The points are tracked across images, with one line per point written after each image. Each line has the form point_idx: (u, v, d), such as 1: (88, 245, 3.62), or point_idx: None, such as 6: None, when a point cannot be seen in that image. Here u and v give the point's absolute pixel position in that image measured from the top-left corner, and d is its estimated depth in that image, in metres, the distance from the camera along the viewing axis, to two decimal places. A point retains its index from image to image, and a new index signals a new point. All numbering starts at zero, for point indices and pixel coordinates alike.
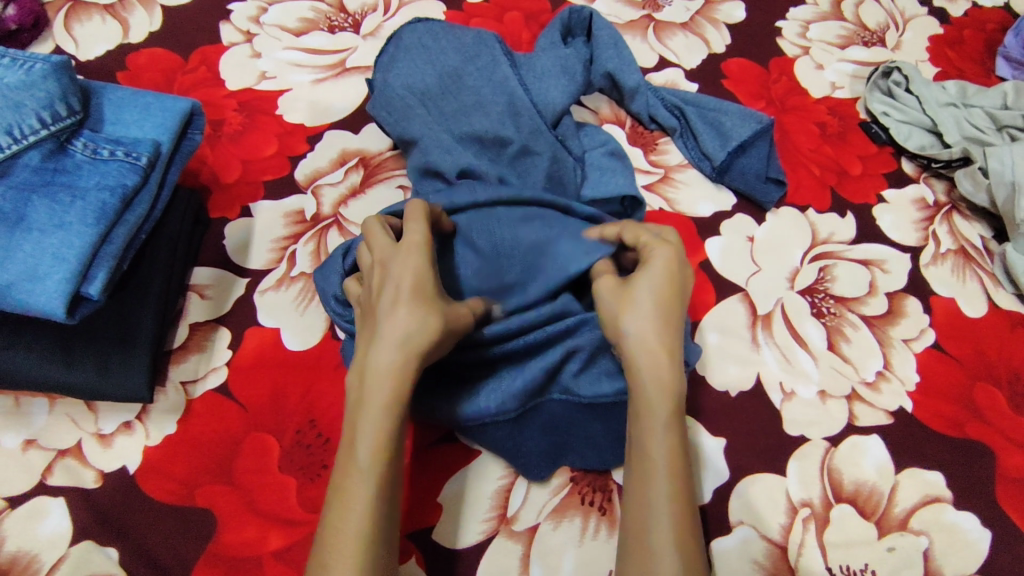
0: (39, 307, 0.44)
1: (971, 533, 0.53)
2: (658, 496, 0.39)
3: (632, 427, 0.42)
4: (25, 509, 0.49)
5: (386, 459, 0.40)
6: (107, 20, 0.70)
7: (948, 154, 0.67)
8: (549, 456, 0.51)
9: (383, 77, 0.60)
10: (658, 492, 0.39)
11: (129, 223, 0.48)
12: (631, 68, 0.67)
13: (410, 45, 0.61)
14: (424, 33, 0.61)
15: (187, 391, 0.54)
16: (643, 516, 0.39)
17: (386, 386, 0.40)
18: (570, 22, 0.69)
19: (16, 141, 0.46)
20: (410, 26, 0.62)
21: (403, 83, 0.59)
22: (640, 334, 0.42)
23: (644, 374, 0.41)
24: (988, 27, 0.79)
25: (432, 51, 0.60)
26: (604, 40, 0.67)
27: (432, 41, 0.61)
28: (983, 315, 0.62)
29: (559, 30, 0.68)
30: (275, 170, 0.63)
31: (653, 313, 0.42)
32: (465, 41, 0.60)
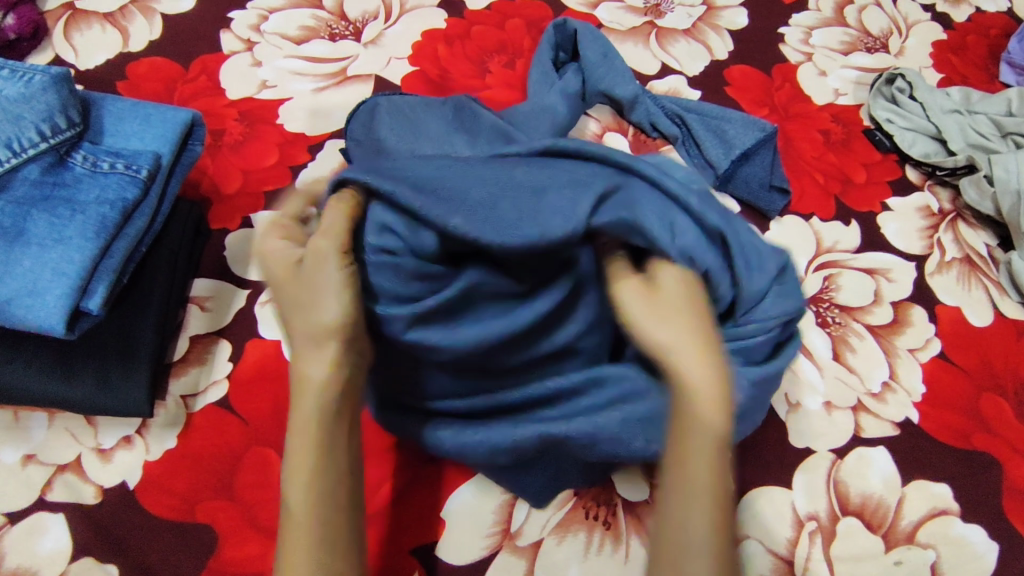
0: (38, 323, 0.43)
1: (978, 546, 0.53)
2: (695, 527, 0.36)
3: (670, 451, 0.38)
4: (25, 525, 0.49)
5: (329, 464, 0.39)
6: (107, 29, 0.69)
7: (953, 161, 0.67)
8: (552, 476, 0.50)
9: (369, 142, 0.57)
10: (696, 523, 0.36)
11: (129, 237, 0.47)
12: (627, 85, 0.66)
13: (389, 113, 0.57)
14: (400, 103, 0.58)
15: (188, 404, 0.53)
16: (678, 546, 0.36)
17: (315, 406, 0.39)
18: (557, 40, 0.68)
19: (14, 155, 0.46)
20: (382, 95, 0.59)
21: (392, 142, 0.55)
22: (675, 342, 0.38)
23: (696, 387, 0.37)
24: (991, 33, 0.79)
25: (413, 120, 0.57)
26: (593, 57, 0.66)
27: (410, 108, 0.58)
28: (989, 324, 0.62)
29: (550, 49, 0.67)
30: (275, 180, 0.62)
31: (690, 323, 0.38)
32: (436, 103, 0.58)
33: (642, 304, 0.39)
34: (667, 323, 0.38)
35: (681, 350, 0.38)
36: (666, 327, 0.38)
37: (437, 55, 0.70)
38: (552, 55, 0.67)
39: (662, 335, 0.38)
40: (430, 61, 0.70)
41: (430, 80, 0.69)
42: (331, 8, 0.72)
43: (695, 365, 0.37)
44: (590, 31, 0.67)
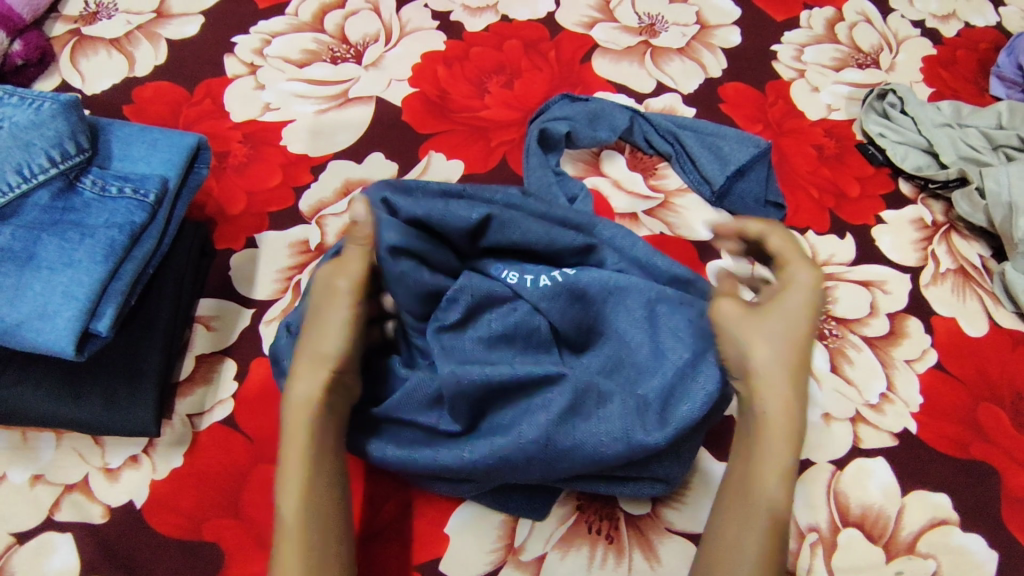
0: (48, 345, 0.44)
1: (978, 555, 0.53)
2: (763, 497, 0.42)
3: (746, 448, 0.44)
4: (33, 544, 0.49)
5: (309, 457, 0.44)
6: (112, 54, 0.71)
7: (945, 174, 0.68)
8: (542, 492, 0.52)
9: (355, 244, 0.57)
10: (762, 494, 0.42)
11: (136, 259, 0.48)
12: (598, 143, 0.67)
13: None
14: None
15: (194, 423, 0.54)
16: (745, 514, 0.43)
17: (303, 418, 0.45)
18: (543, 135, 0.66)
19: (25, 180, 0.47)
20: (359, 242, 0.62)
21: None
22: (765, 361, 0.44)
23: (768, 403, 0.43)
24: (981, 47, 0.80)
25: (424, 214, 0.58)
26: (580, 119, 0.67)
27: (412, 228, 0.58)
28: (984, 334, 0.62)
29: (539, 149, 0.65)
30: (279, 201, 0.63)
31: (781, 344, 0.44)
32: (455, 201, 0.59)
33: (734, 322, 0.45)
34: (761, 341, 0.44)
35: (769, 370, 0.44)
36: (765, 346, 0.44)
37: (437, 77, 0.72)
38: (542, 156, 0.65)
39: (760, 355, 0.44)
40: (429, 82, 0.71)
41: (431, 100, 0.70)
42: (332, 31, 0.74)
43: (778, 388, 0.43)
44: (590, 100, 0.68)
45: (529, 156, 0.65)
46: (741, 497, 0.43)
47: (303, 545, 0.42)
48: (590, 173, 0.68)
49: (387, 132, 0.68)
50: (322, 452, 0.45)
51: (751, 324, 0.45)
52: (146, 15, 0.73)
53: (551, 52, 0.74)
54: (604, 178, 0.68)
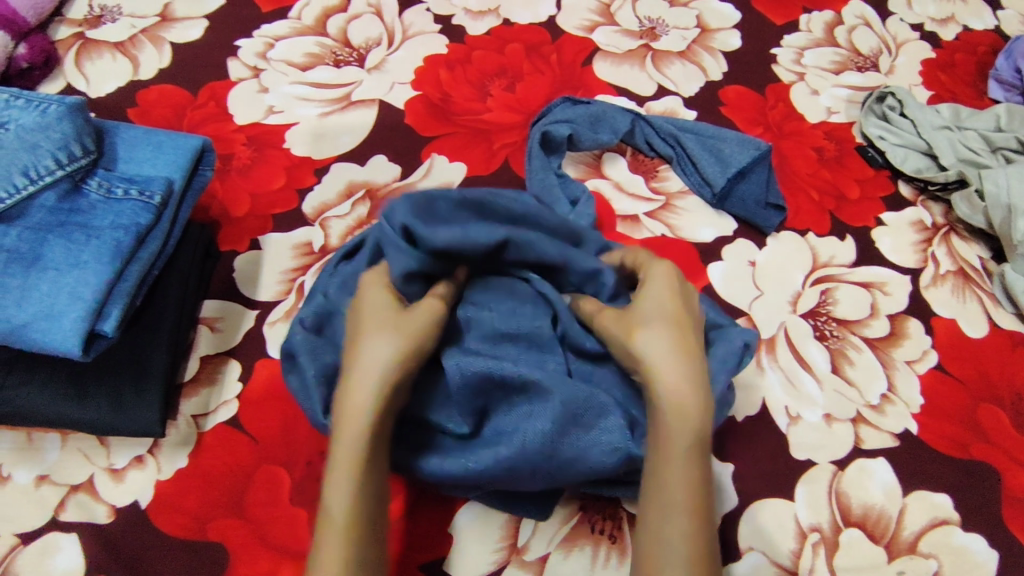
0: (54, 345, 0.44)
1: (979, 554, 0.53)
2: (674, 486, 0.41)
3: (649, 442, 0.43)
4: (38, 544, 0.50)
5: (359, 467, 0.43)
6: (117, 57, 0.71)
7: (944, 177, 0.68)
8: (545, 494, 0.52)
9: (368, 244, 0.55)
10: (672, 482, 0.41)
11: (142, 260, 0.48)
12: (603, 144, 0.67)
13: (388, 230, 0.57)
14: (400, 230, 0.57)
15: (198, 424, 0.54)
16: (660, 509, 0.41)
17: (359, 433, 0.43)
18: (545, 137, 0.67)
19: (32, 182, 0.47)
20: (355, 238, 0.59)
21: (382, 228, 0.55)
22: (650, 349, 0.44)
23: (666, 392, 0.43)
24: (979, 50, 0.81)
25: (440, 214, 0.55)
26: (582, 121, 0.67)
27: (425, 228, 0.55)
28: (984, 336, 0.63)
29: (541, 151, 0.66)
30: (283, 203, 0.64)
31: (660, 331, 0.45)
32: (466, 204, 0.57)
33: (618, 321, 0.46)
34: (646, 329, 0.45)
35: (655, 358, 0.44)
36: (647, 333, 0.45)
37: (440, 80, 0.72)
38: (544, 158, 0.66)
39: (643, 346, 0.44)
40: (432, 85, 0.72)
41: (434, 103, 0.71)
42: (336, 35, 0.74)
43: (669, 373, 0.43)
44: (595, 103, 0.69)
45: (530, 158, 0.65)
46: (655, 494, 0.42)
47: (352, 550, 0.41)
48: (592, 176, 0.68)
49: (390, 135, 0.68)
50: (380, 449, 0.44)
51: (630, 323, 0.46)
52: (150, 19, 0.74)
53: (552, 55, 0.75)
54: (606, 180, 0.68)
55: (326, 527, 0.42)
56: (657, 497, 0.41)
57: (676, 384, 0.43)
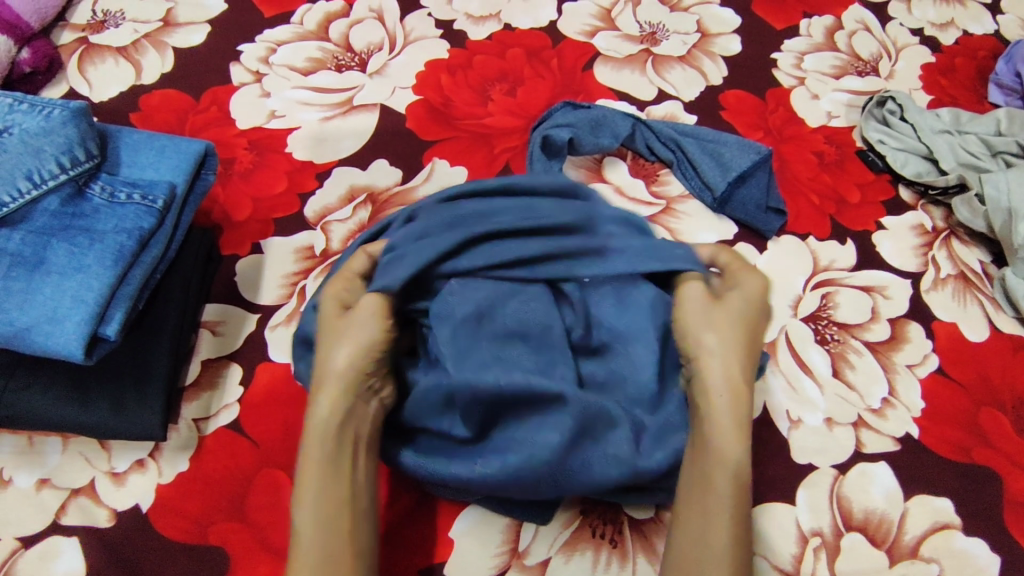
0: (57, 349, 0.44)
1: (980, 559, 0.53)
2: (723, 479, 0.43)
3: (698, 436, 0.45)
4: (39, 548, 0.50)
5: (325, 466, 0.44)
6: (120, 62, 0.71)
7: (944, 181, 0.68)
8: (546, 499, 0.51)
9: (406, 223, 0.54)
10: (722, 476, 0.43)
11: (144, 264, 0.49)
12: (603, 147, 0.67)
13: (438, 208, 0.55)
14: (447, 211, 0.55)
15: (200, 428, 0.54)
16: (706, 498, 0.43)
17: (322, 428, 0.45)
18: (546, 141, 0.67)
19: (35, 186, 0.47)
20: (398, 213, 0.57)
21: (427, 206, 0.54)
22: (712, 345, 0.46)
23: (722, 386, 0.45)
24: (979, 55, 0.81)
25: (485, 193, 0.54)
26: (582, 125, 0.68)
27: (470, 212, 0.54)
28: (985, 339, 0.63)
29: (542, 154, 0.66)
30: (285, 207, 0.64)
31: (726, 330, 0.46)
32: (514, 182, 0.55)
33: (692, 311, 0.48)
34: (713, 330, 0.46)
35: (720, 354, 0.45)
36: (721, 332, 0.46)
37: (441, 84, 0.72)
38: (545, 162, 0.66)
39: (709, 340, 0.46)
40: (433, 90, 0.72)
41: (435, 108, 0.71)
42: (337, 40, 0.74)
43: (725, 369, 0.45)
44: (592, 108, 0.69)
45: (530, 162, 0.66)
46: (704, 485, 0.43)
47: (316, 550, 0.42)
48: (592, 180, 0.68)
49: (391, 139, 0.69)
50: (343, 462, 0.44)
51: (708, 315, 0.47)
52: (153, 24, 0.74)
53: (553, 60, 0.75)
54: (606, 184, 0.68)
55: (297, 541, 0.43)
56: (708, 489, 0.43)
57: (733, 382, 0.45)
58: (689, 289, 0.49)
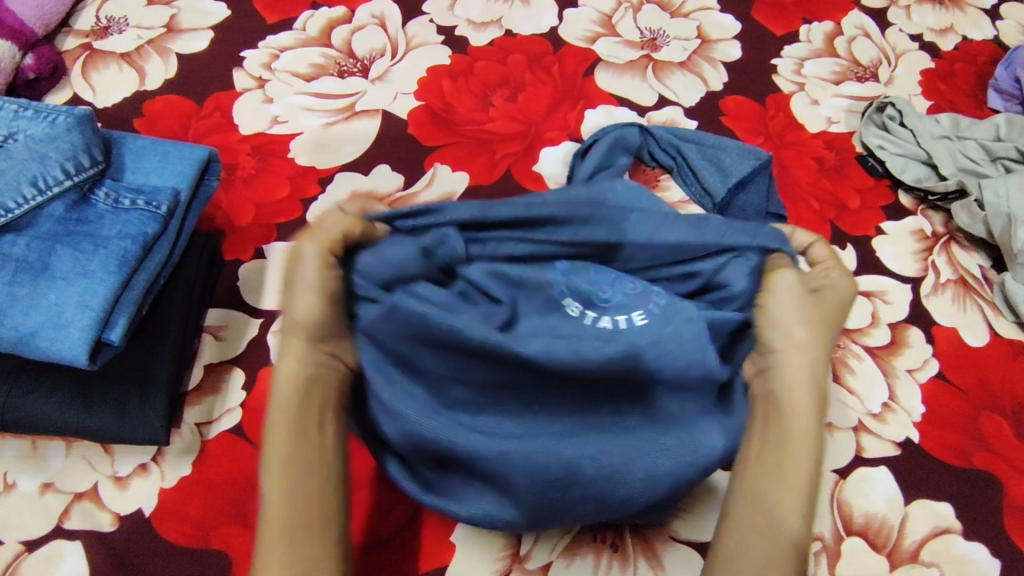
0: (62, 354, 0.45)
1: (980, 563, 0.54)
2: (798, 472, 0.40)
3: (773, 424, 0.41)
4: (42, 552, 0.50)
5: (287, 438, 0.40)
6: (123, 68, 0.72)
7: (944, 186, 0.69)
8: None
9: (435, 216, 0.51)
10: (797, 470, 0.40)
11: (148, 269, 0.49)
12: (625, 174, 0.67)
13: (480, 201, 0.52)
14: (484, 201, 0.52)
15: (203, 432, 0.54)
16: (778, 488, 0.39)
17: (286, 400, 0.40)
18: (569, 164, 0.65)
19: (40, 192, 0.48)
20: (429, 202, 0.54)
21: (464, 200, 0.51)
22: (801, 335, 0.42)
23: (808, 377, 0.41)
24: (978, 60, 0.81)
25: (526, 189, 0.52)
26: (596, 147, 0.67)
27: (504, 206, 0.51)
28: (984, 344, 0.63)
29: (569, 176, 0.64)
30: (287, 212, 0.64)
31: (814, 322, 0.43)
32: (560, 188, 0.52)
33: (782, 296, 0.43)
34: (806, 321, 0.43)
35: (809, 348, 0.42)
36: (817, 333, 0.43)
37: (442, 90, 0.73)
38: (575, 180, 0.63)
39: (801, 330, 0.42)
40: (435, 96, 0.72)
41: (436, 113, 0.71)
42: (339, 46, 0.75)
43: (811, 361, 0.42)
44: (607, 135, 0.67)
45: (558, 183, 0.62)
46: (775, 475, 0.40)
47: (286, 531, 0.38)
48: None
49: (393, 145, 0.69)
50: (310, 439, 0.40)
51: (801, 304, 0.43)
52: (156, 30, 0.74)
53: (554, 66, 0.76)
54: None
55: (265, 524, 0.38)
56: (786, 480, 0.39)
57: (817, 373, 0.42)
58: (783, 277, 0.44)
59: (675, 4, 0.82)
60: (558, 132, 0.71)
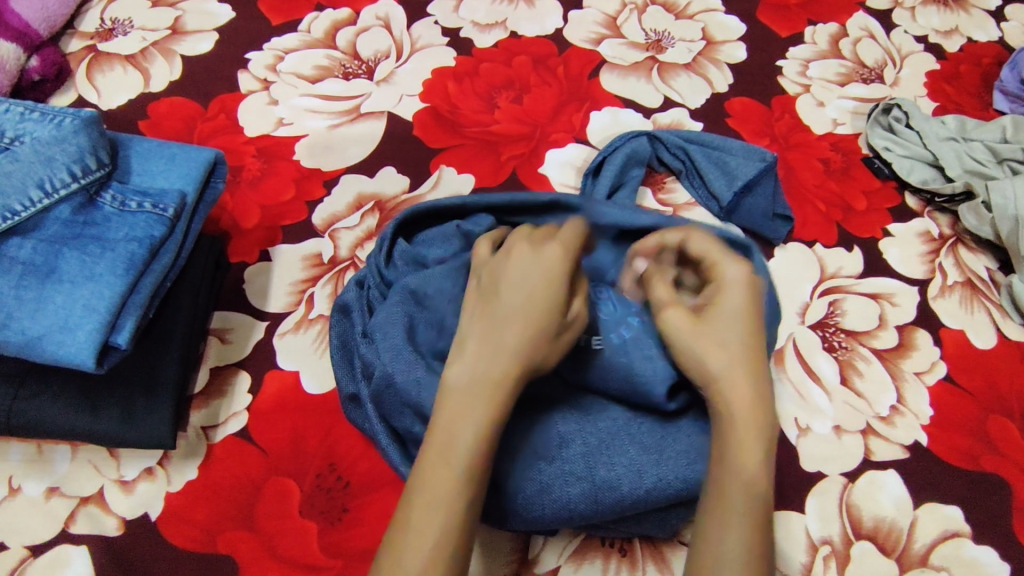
0: (69, 358, 0.44)
1: (990, 567, 0.53)
2: (739, 498, 0.38)
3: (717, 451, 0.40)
4: (48, 557, 0.50)
5: (481, 450, 0.38)
6: (128, 70, 0.72)
7: (951, 188, 0.68)
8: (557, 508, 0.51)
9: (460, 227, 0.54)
10: (738, 496, 0.38)
11: (155, 273, 0.49)
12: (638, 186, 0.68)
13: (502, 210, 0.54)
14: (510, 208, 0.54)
15: (208, 435, 0.54)
16: (720, 514, 0.38)
17: (485, 385, 0.39)
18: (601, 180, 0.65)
19: (47, 195, 0.47)
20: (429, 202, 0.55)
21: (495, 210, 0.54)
22: (725, 363, 0.41)
23: (736, 401, 0.40)
24: (984, 62, 0.81)
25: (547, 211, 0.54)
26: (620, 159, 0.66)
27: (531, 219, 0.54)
28: (992, 347, 0.63)
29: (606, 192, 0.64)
30: (293, 214, 0.64)
31: (739, 340, 0.41)
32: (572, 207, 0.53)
33: (688, 334, 0.42)
34: (715, 346, 0.41)
35: (731, 370, 0.40)
36: (719, 352, 0.41)
37: (448, 92, 0.73)
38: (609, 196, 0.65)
39: (716, 358, 0.41)
40: (440, 98, 0.72)
41: (441, 115, 0.71)
42: (344, 48, 0.75)
43: (742, 387, 0.40)
44: (618, 151, 0.67)
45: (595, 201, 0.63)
46: (718, 501, 0.38)
47: (447, 534, 0.37)
48: None
49: (398, 147, 0.69)
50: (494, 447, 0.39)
51: (706, 330, 0.42)
52: (161, 32, 0.74)
53: (559, 68, 0.75)
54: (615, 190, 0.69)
55: (420, 519, 0.37)
56: (725, 510, 0.38)
57: (745, 391, 0.40)
58: (671, 310, 0.43)
59: (680, 5, 0.82)
60: (563, 134, 0.71)
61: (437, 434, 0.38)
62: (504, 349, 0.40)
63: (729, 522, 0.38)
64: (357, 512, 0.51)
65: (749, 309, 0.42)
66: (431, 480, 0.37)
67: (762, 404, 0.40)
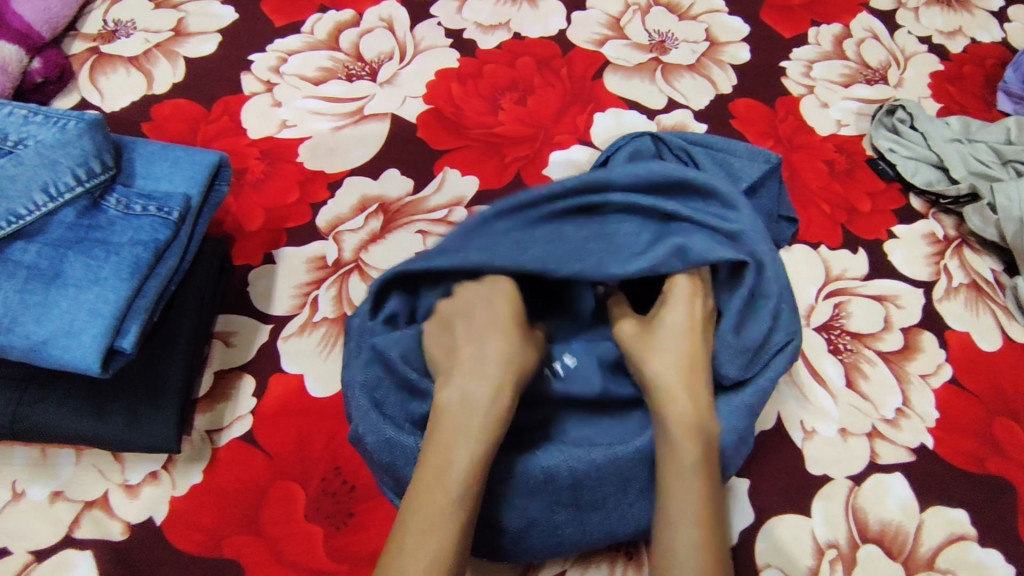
0: (74, 363, 0.44)
1: (996, 570, 0.53)
2: (686, 500, 0.41)
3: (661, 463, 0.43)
4: (53, 561, 0.50)
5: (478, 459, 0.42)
6: (131, 72, 0.72)
7: (956, 190, 0.68)
8: None
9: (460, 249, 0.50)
10: (686, 497, 0.41)
11: (160, 276, 0.48)
12: None
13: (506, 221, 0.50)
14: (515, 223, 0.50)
15: (213, 439, 0.54)
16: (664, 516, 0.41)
17: (479, 403, 0.43)
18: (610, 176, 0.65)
19: (51, 199, 0.47)
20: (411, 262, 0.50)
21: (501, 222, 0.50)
22: (663, 371, 0.45)
23: (675, 406, 0.44)
24: (987, 63, 0.81)
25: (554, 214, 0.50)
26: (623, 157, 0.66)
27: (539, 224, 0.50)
28: (998, 349, 0.62)
29: None
30: (297, 217, 0.64)
31: (678, 351, 0.46)
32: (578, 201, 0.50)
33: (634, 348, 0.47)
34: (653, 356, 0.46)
35: (666, 378, 0.45)
36: (661, 361, 0.46)
37: (451, 94, 0.72)
38: None
39: (657, 366, 0.46)
40: (443, 100, 0.72)
41: (445, 117, 0.71)
42: (347, 49, 0.74)
43: (682, 397, 0.44)
44: (620, 151, 0.66)
45: None
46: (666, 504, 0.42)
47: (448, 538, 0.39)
48: None
49: (402, 149, 0.69)
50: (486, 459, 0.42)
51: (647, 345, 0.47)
52: (163, 34, 0.74)
53: (563, 69, 0.75)
54: None
55: (420, 528, 0.39)
56: (668, 511, 0.41)
57: (684, 400, 0.44)
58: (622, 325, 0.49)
59: (683, 6, 0.82)
60: (567, 136, 0.71)
61: (432, 454, 0.42)
62: (489, 362, 0.44)
63: (678, 525, 0.40)
64: (363, 516, 0.51)
65: (692, 327, 0.47)
66: (428, 499, 0.40)
67: (697, 409, 0.44)
